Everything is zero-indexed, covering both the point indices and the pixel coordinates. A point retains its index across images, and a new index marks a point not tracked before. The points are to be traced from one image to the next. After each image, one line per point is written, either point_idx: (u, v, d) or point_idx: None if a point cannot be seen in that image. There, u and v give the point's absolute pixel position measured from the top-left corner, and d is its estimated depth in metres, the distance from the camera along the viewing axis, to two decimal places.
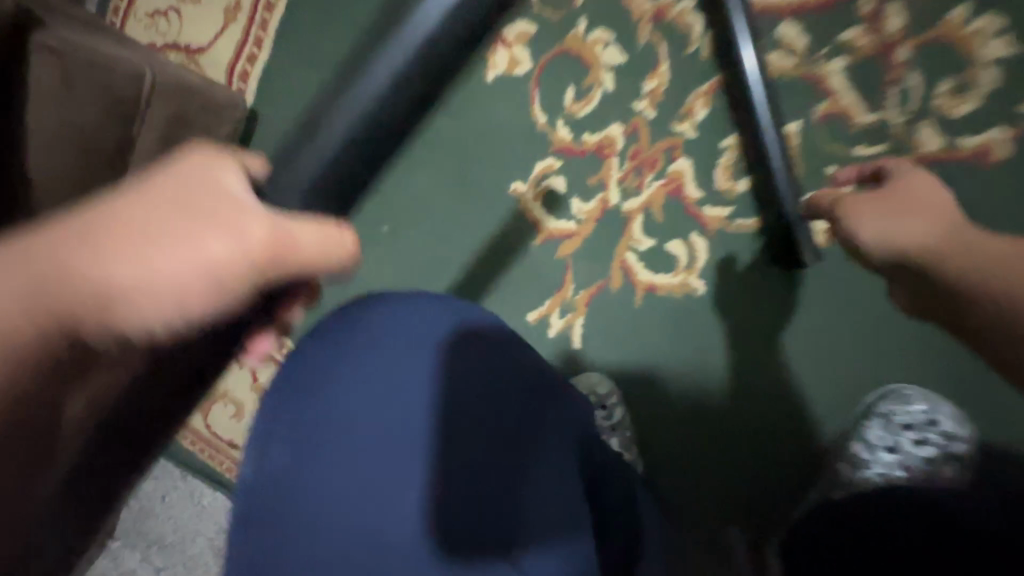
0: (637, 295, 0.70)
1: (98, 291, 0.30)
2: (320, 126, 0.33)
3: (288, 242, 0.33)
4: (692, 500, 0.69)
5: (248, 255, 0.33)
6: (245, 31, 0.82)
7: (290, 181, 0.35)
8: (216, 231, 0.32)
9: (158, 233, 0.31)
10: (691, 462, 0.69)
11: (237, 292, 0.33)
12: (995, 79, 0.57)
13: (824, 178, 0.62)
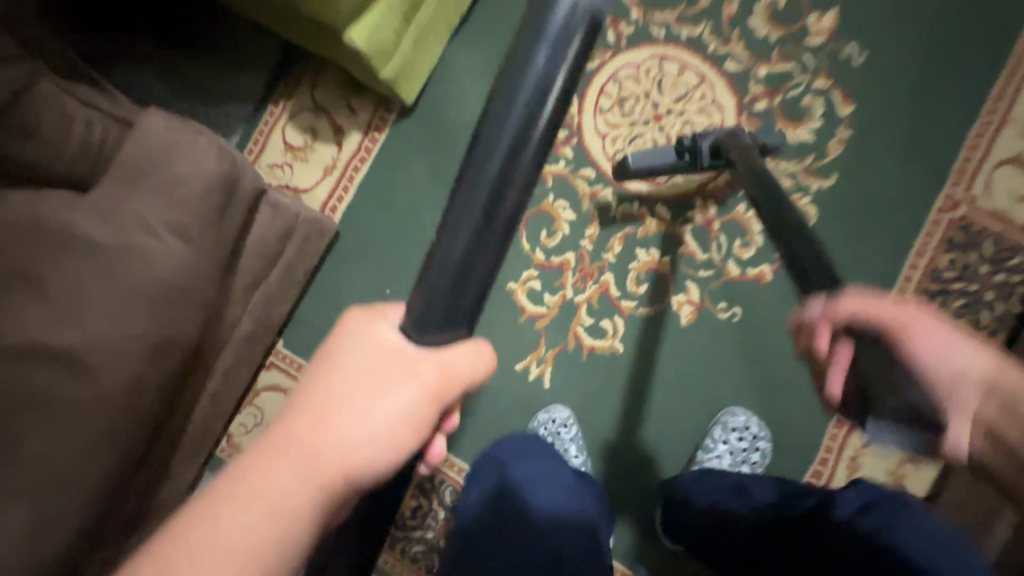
0: (584, 352, 1.16)
1: (299, 476, 0.42)
2: (440, 258, 0.39)
3: (449, 371, 0.44)
4: (608, 466, 1.15)
5: (428, 397, 0.44)
6: (335, 182, 1.26)
7: (439, 286, 0.39)
8: (400, 383, 0.44)
9: (363, 393, 0.45)
10: (606, 445, 1.15)
11: (411, 428, 0.45)
12: (760, 239, 1.13)
13: (686, 287, 1.14)
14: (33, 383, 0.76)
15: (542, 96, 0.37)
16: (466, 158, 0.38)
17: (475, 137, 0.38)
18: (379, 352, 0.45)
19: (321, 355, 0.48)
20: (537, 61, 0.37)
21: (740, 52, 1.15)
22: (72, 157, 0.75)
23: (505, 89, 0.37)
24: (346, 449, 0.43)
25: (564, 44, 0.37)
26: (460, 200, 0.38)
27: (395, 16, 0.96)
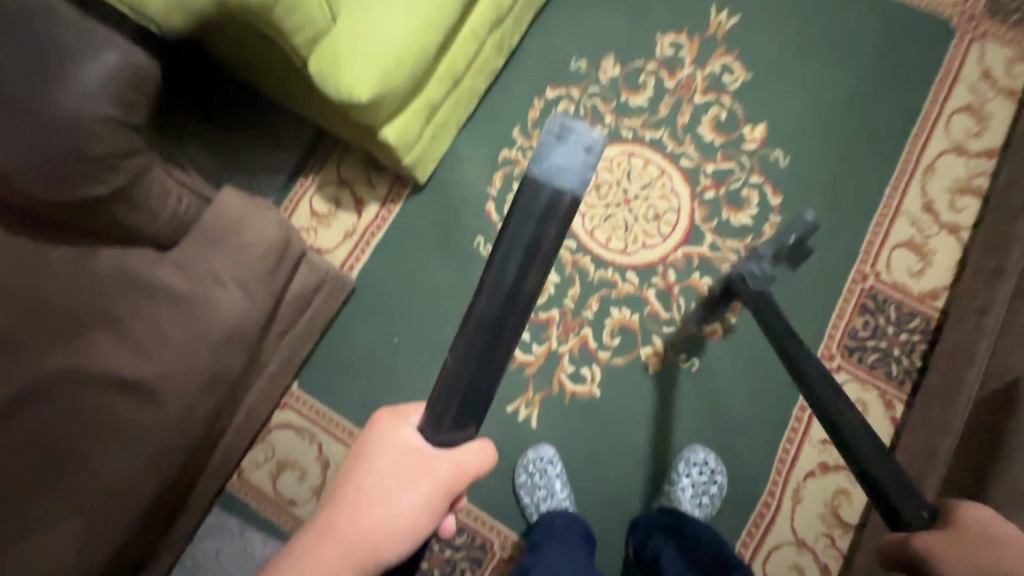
0: (567, 396, 1.34)
1: (354, 541, 0.59)
2: (454, 373, 0.55)
3: (459, 464, 0.61)
4: (588, 499, 1.31)
5: (444, 483, 0.61)
6: (353, 245, 1.43)
7: (455, 386, 0.56)
8: (422, 473, 0.60)
9: (391, 484, 0.61)
10: (586, 480, 1.31)
11: (432, 506, 0.61)
12: (713, 301, 1.36)
13: (652, 340, 1.35)
14: (110, 406, 0.92)
15: (535, 245, 0.51)
16: (479, 289, 0.53)
17: (486, 273, 0.53)
18: (406, 449, 0.61)
19: (359, 449, 0.64)
20: (525, 227, 0.51)
21: (692, 152, 1.43)
22: (164, 225, 0.94)
23: (507, 243, 0.51)
24: (379, 528, 0.60)
25: (551, 208, 0.51)
26: (470, 325, 0.54)
27: (419, 118, 1.22)
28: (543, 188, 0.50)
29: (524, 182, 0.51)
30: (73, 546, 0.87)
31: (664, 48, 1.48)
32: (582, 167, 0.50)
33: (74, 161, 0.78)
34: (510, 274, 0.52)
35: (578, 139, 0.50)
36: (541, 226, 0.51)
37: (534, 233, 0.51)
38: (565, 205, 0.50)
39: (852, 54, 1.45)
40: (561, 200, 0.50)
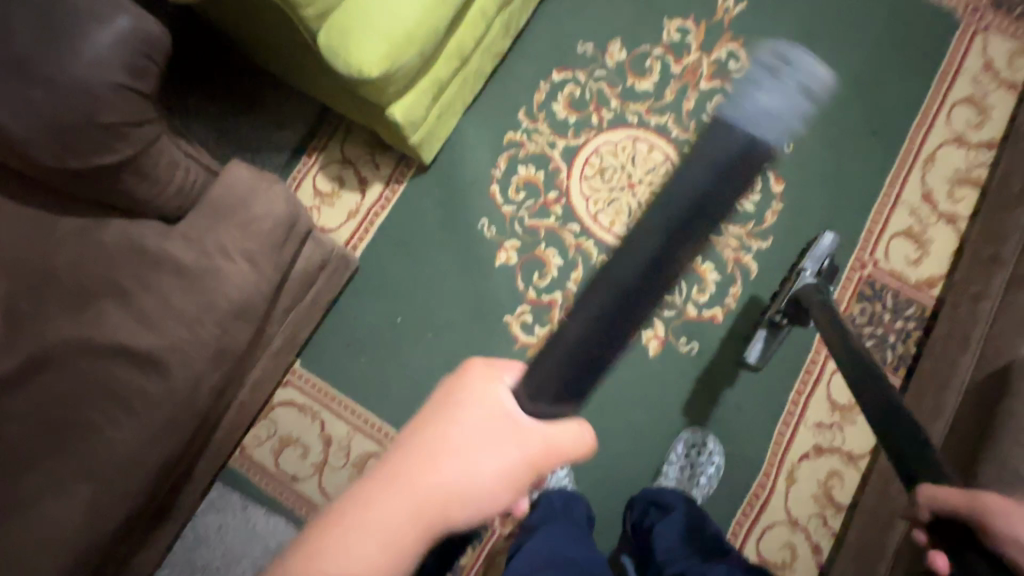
0: (568, 378, 1.36)
1: (422, 504, 0.50)
2: (571, 328, 0.51)
3: (551, 445, 0.53)
4: (587, 479, 1.33)
5: (532, 460, 0.52)
6: (357, 225, 1.43)
7: (564, 350, 0.51)
8: (510, 443, 0.52)
9: (475, 446, 0.51)
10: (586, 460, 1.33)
11: (513, 482, 0.52)
12: (714, 287, 1.37)
13: (653, 324, 1.37)
14: (118, 376, 0.93)
15: (696, 205, 0.48)
16: (629, 240, 0.50)
17: (634, 233, 0.50)
18: (496, 411, 0.52)
19: (440, 394, 0.53)
20: (694, 170, 0.48)
21: (696, 138, 1.44)
22: (170, 198, 0.94)
23: (663, 202, 0.49)
24: (452, 491, 0.50)
25: (727, 168, 0.48)
26: (597, 285, 0.50)
27: (426, 98, 1.21)
28: (732, 134, 0.47)
29: (711, 123, 0.48)
30: (84, 511, 0.89)
31: (671, 33, 1.48)
32: (784, 119, 0.46)
33: (83, 128, 0.78)
34: (671, 219, 0.49)
35: (796, 76, 0.46)
36: (709, 171, 0.48)
37: (703, 181, 0.48)
38: (747, 147, 0.47)
39: (857, 43, 1.45)
40: (742, 139, 0.47)
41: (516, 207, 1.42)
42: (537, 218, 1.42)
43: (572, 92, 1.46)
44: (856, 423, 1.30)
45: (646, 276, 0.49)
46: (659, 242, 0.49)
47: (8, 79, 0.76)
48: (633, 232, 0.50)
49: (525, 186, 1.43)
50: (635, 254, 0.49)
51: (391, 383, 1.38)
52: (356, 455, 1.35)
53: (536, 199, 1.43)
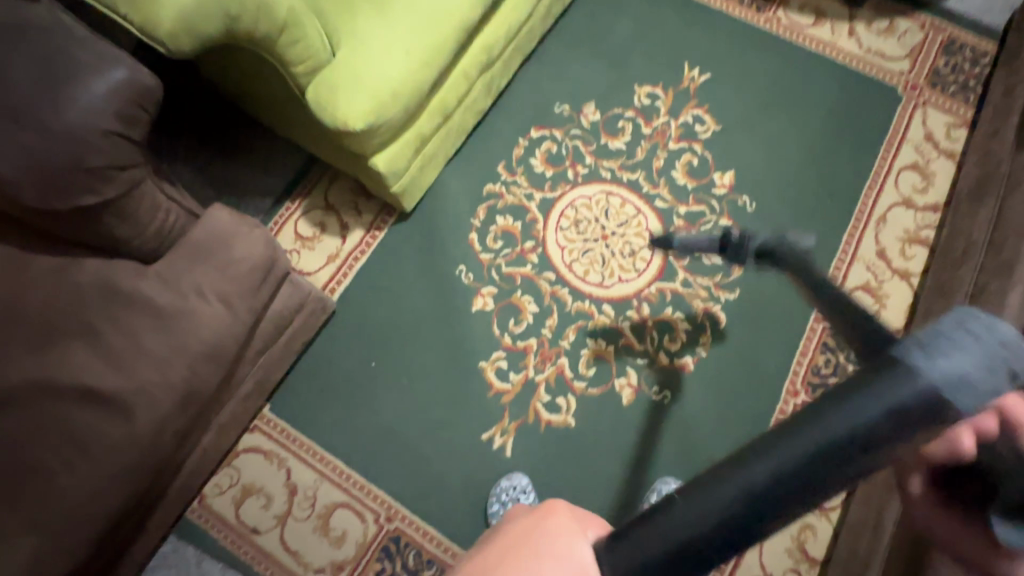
0: (542, 425, 1.35)
1: None
2: (665, 526, 0.31)
3: None
4: None
5: None
6: (336, 268, 1.45)
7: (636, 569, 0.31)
8: None
9: None
10: None
11: None
12: (685, 336, 1.41)
13: (626, 372, 1.39)
14: (76, 418, 0.90)
15: (865, 444, 0.30)
16: (754, 450, 0.32)
17: (763, 440, 0.32)
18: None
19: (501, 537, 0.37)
20: (870, 406, 0.31)
21: (666, 194, 1.52)
22: (148, 239, 0.96)
23: (823, 417, 0.31)
24: None
25: (919, 407, 0.31)
26: (706, 493, 0.31)
27: (409, 150, 1.27)
28: (927, 381, 0.31)
29: (893, 364, 0.32)
30: (24, 566, 0.84)
31: (641, 98, 1.59)
32: (987, 392, 0.32)
33: (66, 171, 0.80)
34: (795, 472, 0.30)
35: (998, 341, 0.34)
36: (880, 432, 0.30)
37: (868, 440, 0.30)
38: (926, 418, 0.31)
39: (811, 112, 1.58)
40: (930, 406, 0.31)
41: (494, 255, 1.46)
42: (514, 266, 1.45)
43: (549, 149, 1.55)
44: None
45: (721, 531, 0.31)
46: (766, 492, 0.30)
47: None
48: (761, 440, 0.32)
49: (503, 235, 1.48)
50: (746, 484, 0.30)
51: (362, 430, 1.35)
52: (322, 506, 1.30)
53: (513, 247, 1.47)
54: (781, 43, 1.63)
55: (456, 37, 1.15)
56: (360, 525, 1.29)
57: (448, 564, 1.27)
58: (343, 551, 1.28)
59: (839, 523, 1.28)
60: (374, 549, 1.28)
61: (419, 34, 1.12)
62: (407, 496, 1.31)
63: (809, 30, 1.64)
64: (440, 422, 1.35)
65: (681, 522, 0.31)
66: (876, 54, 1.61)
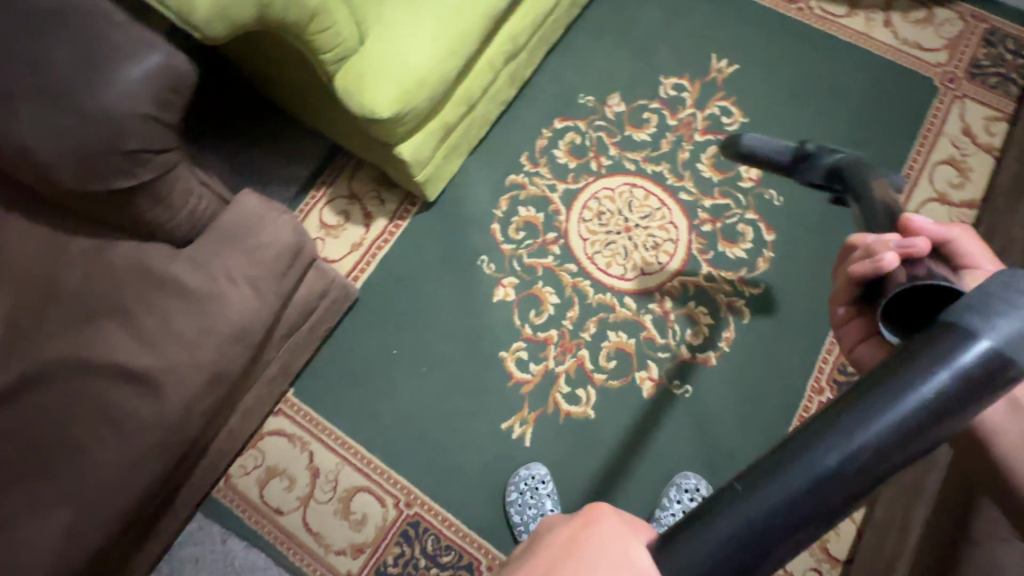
0: (561, 416, 1.35)
1: None
2: (747, 502, 0.32)
3: None
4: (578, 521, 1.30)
5: None
6: (359, 257, 1.46)
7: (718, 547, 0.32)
8: None
9: None
10: (577, 501, 1.31)
11: None
12: (707, 330, 1.39)
13: (647, 365, 1.38)
14: (112, 395, 0.93)
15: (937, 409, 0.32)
16: (827, 421, 0.33)
17: (831, 411, 0.34)
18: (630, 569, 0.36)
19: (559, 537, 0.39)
20: (935, 369, 0.33)
21: (691, 187, 1.50)
22: (181, 222, 0.98)
23: (891, 385, 0.33)
24: None
25: (980, 369, 0.33)
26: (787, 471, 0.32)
27: (433, 139, 1.27)
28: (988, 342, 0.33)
29: (946, 327, 0.35)
30: (62, 535, 0.87)
31: (667, 89, 1.57)
32: None
33: (103, 153, 0.82)
34: (877, 437, 0.32)
35: None
36: (951, 397, 0.32)
37: (947, 400, 0.32)
38: (990, 376, 0.33)
39: (842, 105, 1.54)
40: (992, 363, 0.33)
41: (515, 246, 1.46)
42: (535, 257, 1.45)
43: (572, 140, 1.54)
44: None
45: (807, 504, 0.32)
46: (856, 462, 0.32)
47: (39, 106, 0.81)
48: (830, 411, 0.34)
49: (525, 226, 1.48)
50: (826, 453, 0.32)
51: (383, 416, 1.37)
52: (343, 489, 1.32)
53: (535, 239, 1.47)
54: (812, 33, 1.59)
55: (482, 25, 1.15)
56: (379, 509, 1.31)
57: (466, 550, 1.29)
58: (363, 534, 1.30)
59: (864, 523, 1.26)
60: (393, 534, 1.30)
61: (446, 23, 1.12)
62: (426, 483, 1.33)
63: (842, 20, 1.59)
64: (460, 411, 1.36)
65: (771, 499, 0.32)
66: (912, 44, 1.57)
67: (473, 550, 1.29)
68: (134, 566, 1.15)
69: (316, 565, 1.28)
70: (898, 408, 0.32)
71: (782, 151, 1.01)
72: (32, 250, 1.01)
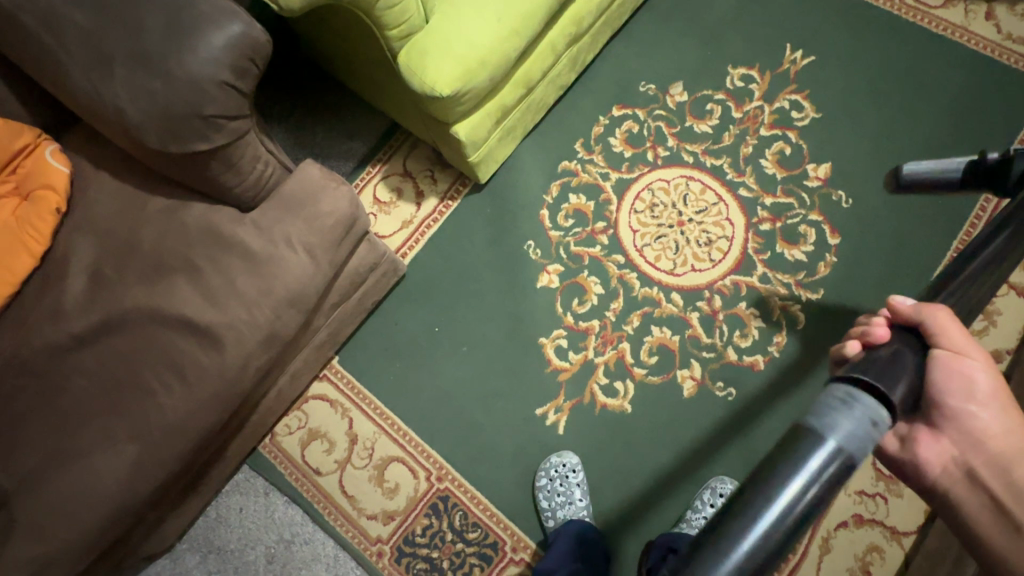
0: (597, 406, 1.34)
1: None
2: None
3: None
4: (607, 512, 1.29)
5: None
6: (409, 234, 1.49)
7: None
8: None
9: None
10: (607, 492, 1.30)
11: None
12: (758, 333, 1.34)
13: (690, 364, 1.34)
14: (177, 346, 1.00)
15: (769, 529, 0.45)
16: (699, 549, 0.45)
17: (697, 547, 0.46)
18: None
19: None
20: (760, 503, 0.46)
21: (752, 182, 1.44)
22: (248, 187, 1.02)
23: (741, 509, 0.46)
24: None
25: (794, 497, 0.46)
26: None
27: (490, 120, 1.28)
28: (792, 474, 0.47)
29: (796, 436, 0.49)
30: (128, 471, 0.94)
31: (735, 79, 1.50)
32: (847, 456, 0.48)
33: (185, 117, 0.87)
34: (765, 528, 0.45)
35: (865, 411, 0.50)
36: (779, 519, 0.45)
37: (811, 485, 0.46)
38: (831, 470, 0.47)
39: (929, 104, 1.43)
40: (829, 460, 0.47)
41: (563, 233, 1.45)
42: (583, 246, 1.44)
43: (630, 128, 1.50)
44: (901, 496, 1.21)
45: None
46: (753, 547, 0.44)
47: (131, 71, 0.87)
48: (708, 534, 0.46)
49: (575, 213, 1.46)
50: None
51: (422, 391, 1.40)
52: (379, 457, 1.37)
53: (583, 227, 1.45)
54: (901, 25, 1.48)
55: (548, 7, 1.14)
56: (412, 480, 1.35)
57: (494, 530, 1.30)
58: (394, 503, 1.34)
59: (913, 549, 1.18)
60: (423, 505, 1.33)
61: (512, 3, 1.11)
62: (458, 459, 1.35)
63: (936, 12, 1.47)
64: (496, 392, 1.38)
65: None
66: (1016, 40, 1.43)
67: (500, 532, 1.30)
68: (186, 507, 1.23)
69: (350, 527, 1.33)
70: (773, 508, 0.45)
71: (956, 168, 0.95)
72: (117, 207, 1.09)
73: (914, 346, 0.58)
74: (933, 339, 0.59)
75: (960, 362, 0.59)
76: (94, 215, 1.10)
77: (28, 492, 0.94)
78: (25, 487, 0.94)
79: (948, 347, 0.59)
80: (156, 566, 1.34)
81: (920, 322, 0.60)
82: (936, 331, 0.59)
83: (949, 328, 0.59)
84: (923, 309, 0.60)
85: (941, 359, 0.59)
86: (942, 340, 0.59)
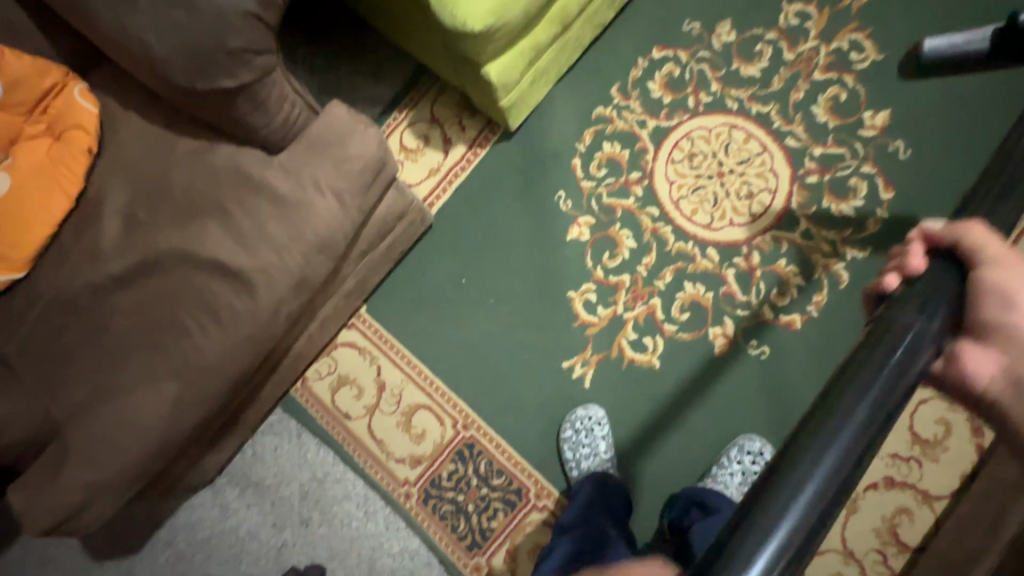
0: (625, 361, 1.33)
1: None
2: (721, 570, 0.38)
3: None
4: (630, 465, 1.30)
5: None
6: (436, 183, 1.45)
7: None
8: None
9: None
10: (632, 445, 1.30)
11: None
12: (796, 291, 1.29)
13: (722, 321, 1.30)
14: (211, 289, 1.01)
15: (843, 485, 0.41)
16: None
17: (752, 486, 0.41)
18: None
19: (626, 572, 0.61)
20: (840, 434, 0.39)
21: (801, 131, 1.34)
22: (275, 128, 0.99)
23: None
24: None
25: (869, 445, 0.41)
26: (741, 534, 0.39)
27: (523, 60, 1.21)
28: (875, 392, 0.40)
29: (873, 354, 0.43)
30: (168, 406, 0.97)
31: (789, 17, 1.38)
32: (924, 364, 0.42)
33: (210, 51, 0.84)
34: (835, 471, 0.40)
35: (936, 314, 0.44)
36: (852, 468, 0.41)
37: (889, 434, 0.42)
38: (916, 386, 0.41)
39: None
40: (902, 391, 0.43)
41: (595, 184, 1.39)
42: (615, 197, 1.38)
43: (670, 72, 1.40)
44: (937, 460, 1.18)
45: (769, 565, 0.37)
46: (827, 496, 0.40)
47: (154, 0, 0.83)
48: None
49: (608, 163, 1.40)
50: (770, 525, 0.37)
51: (448, 341, 1.40)
52: (407, 404, 1.39)
53: (617, 178, 1.39)
54: None
55: None
56: (438, 427, 1.37)
57: (518, 478, 1.33)
58: (422, 448, 1.37)
59: (946, 513, 1.16)
60: (450, 452, 1.36)
61: None
62: (484, 408, 1.37)
63: None
64: (522, 344, 1.37)
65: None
66: None
67: (524, 480, 1.33)
68: (224, 444, 1.29)
69: (378, 468, 1.38)
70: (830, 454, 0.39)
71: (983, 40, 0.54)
72: (146, 148, 1.09)
73: (952, 276, 0.47)
74: (973, 259, 0.47)
75: (1010, 276, 0.47)
76: (125, 157, 1.09)
77: (78, 423, 0.98)
78: (75, 418, 0.99)
79: (994, 265, 0.46)
80: (199, 496, 1.41)
81: (950, 239, 0.48)
82: (976, 252, 0.46)
83: (992, 244, 0.46)
84: (950, 228, 0.48)
85: (995, 279, 0.46)
86: (983, 257, 0.46)
